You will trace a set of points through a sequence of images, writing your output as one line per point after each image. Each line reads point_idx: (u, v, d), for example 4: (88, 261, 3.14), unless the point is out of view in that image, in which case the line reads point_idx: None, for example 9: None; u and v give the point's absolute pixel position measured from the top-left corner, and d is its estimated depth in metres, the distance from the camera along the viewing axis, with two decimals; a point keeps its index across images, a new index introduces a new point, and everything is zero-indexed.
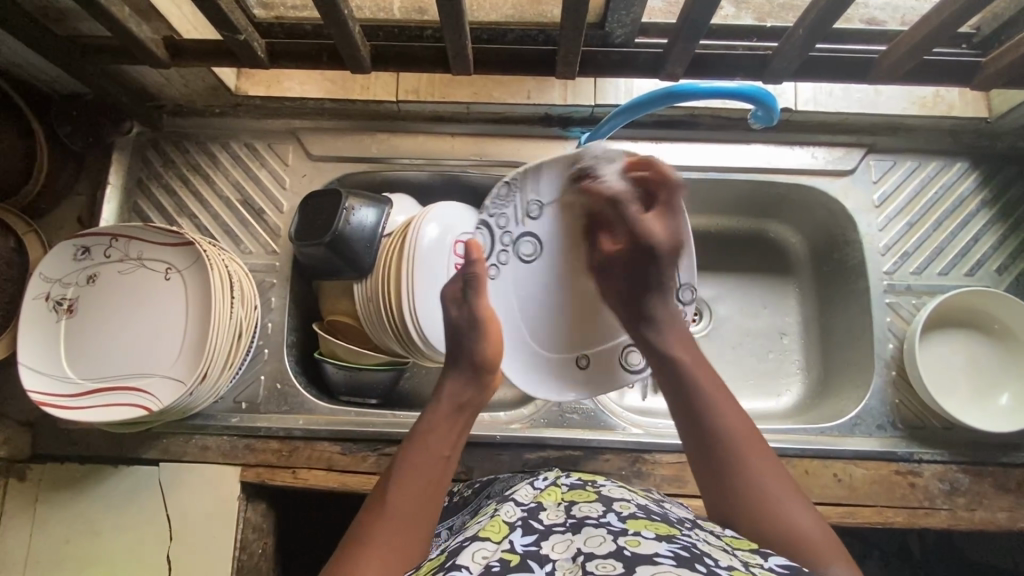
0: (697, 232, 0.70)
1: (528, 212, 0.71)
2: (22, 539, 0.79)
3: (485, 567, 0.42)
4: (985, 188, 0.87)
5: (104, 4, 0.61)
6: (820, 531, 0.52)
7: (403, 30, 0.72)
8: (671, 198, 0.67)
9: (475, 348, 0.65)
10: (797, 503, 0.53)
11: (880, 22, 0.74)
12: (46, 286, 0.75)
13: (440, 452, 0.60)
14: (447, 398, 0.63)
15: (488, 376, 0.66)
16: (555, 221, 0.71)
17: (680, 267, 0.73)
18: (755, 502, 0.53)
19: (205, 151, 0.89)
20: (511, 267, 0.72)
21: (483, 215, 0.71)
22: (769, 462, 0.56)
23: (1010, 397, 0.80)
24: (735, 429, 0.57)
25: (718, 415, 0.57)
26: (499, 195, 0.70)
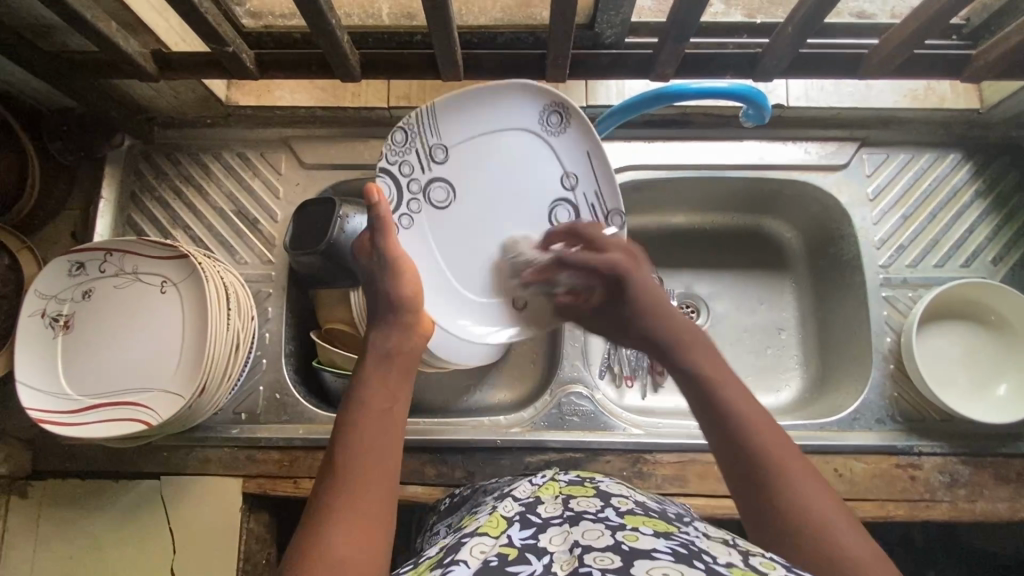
0: (598, 150, 0.71)
1: (432, 156, 0.70)
2: (25, 556, 0.79)
3: (483, 562, 0.42)
4: (978, 179, 0.87)
5: (90, 20, 0.61)
6: (869, 545, 0.44)
7: (392, 37, 0.72)
8: (580, 235, 0.69)
9: (387, 288, 0.62)
10: (844, 516, 0.45)
11: (870, 15, 0.74)
12: (41, 303, 0.75)
13: (381, 407, 0.54)
14: (372, 353, 0.58)
15: (410, 317, 0.61)
16: (464, 164, 0.71)
17: (600, 192, 0.72)
18: (798, 529, 0.45)
19: (197, 162, 0.89)
20: (425, 216, 0.70)
21: (384, 163, 0.68)
22: (807, 470, 0.48)
23: (1009, 387, 0.80)
24: (765, 436, 0.49)
25: (748, 423, 0.50)
26: (396, 141, 0.69)
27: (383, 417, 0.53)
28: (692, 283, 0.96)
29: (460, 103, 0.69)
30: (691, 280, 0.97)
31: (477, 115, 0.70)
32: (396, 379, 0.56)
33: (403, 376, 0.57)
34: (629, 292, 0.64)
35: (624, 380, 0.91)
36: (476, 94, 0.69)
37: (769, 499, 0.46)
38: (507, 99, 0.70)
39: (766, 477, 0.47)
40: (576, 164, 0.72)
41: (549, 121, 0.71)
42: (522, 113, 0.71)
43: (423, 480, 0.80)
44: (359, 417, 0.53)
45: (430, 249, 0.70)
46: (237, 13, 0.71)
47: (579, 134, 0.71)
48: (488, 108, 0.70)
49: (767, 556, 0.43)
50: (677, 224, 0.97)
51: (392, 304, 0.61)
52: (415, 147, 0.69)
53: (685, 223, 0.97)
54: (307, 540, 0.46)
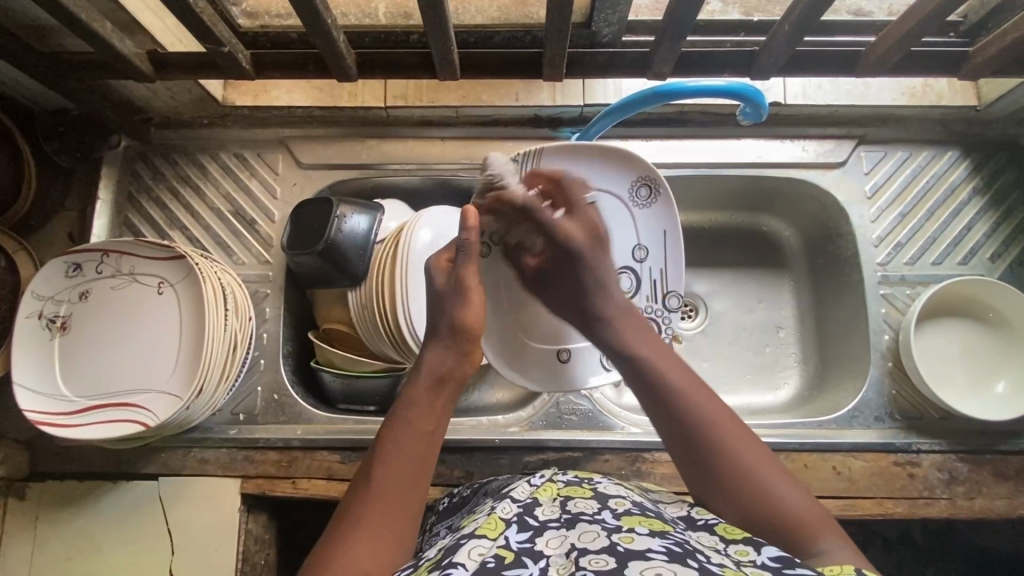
0: (677, 231, 0.68)
1: (526, 198, 0.65)
2: (24, 558, 0.78)
3: (481, 564, 0.42)
4: (976, 176, 0.87)
5: (86, 21, 0.60)
6: (810, 503, 0.51)
7: (389, 36, 0.71)
8: (568, 195, 0.64)
9: (457, 313, 0.60)
10: (787, 479, 0.52)
11: (867, 12, 0.73)
12: (38, 304, 0.74)
13: (423, 429, 0.56)
14: (427, 372, 0.58)
15: (470, 344, 0.60)
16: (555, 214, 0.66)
17: (666, 272, 0.69)
18: (738, 489, 0.52)
19: (193, 162, 0.89)
20: (505, 250, 0.66)
21: (483, 191, 0.64)
22: (750, 440, 0.54)
23: (1006, 384, 0.80)
24: (710, 413, 0.55)
25: (696, 404, 0.55)
26: (501, 175, 0.64)
27: (422, 445, 0.55)
28: (691, 283, 0.96)
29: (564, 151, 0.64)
30: (689, 279, 0.97)
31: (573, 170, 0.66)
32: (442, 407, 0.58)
33: (447, 404, 0.58)
34: (574, 263, 0.63)
35: None
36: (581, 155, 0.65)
37: (720, 478, 0.53)
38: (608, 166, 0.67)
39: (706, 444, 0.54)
40: (651, 241, 0.69)
41: (637, 193, 0.68)
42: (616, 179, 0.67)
43: None
44: (404, 438, 0.55)
45: (499, 287, 0.68)
46: (233, 12, 0.71)
47: (663, 211, 0.68)
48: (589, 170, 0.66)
49: (758, 564, 0.42)
50: None
51: (459, 329, 0.60)
52: None
53: (683, 222, 0.97)
54: (328, 551, 0.48)
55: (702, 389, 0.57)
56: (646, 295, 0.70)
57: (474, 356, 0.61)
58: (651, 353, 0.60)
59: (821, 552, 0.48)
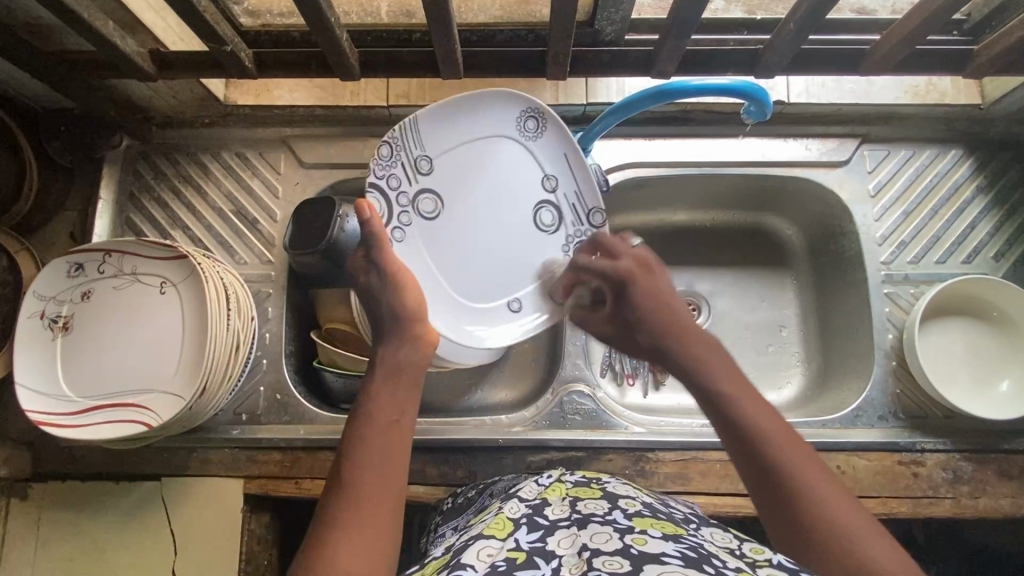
0: (576, 151, 0.72)
1: (417, 168, 0.67)
2: (27, 558, 0.78)
3: (491, 566, 0.42)
4: (980, 174, 0.86)
5: (88, 20, 0.60)
6: (895, 555, 0.42)
7: (391, 35, 0.71)
8: (612, 248, 0.65)
9: (393, 304, 0.61)
10: (871, 526, 0.43)
11: (871, 11, 0.73)
12: (41, 304, 0.74)
13: (389, 418, 0.54)
14: (382, 365, 0.58)
15: (418, 329, 0.60)
16: (454, 171, 0.69)
17: (581, 192, 0.73)
18: (821, 533, 0.43)
19: (195, 161, 0.88)
20: (416, 229, 0.67)
21: (370, 177, 0.64)
22: (825, 479, 0.46)
23: (1011, 383, 0.80)
24: (780, 442, 0.47)
25: (763, 429, 0.48)
26: (383, 155, 0.64)
27: (392, 430, 0.53)
28: (693, 282, 0.96)
29: (439, 114, 0.66)
30: (691, 278, 0.96)
31: (460, 127, 0.68)
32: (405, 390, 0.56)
33: (412, 386, 0.57)
34: (632, 296, 0.60)
35: (626, 378, 0.91)
36: (475, 106, 0.67)
37: (789, 518, 0.44)
38: (491, 112, 0.69)
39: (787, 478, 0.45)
40: (556, 162, 0.73)
41: (526, 126, 0.71)
42: (502, 121, 0.70)
43: (425, 480, 0.79)
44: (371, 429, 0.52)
45: (425, 263, 0.68)
46: (235, 11, 0.70)
47: (556, 139, 0.71)
48: (485, 113, 0.69)
49: (774, 564, 0.42)
50: (677, 222, 0.97)
51: (400, 318, 0.61)
52: (401, 160, 0.66)
53: (686, 220, 0.97)
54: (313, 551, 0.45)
55: (782, 424, 0.49)
56: (572, 221, 0.74)
57: (429, 338, 0.61)
58: (719, 375, 0.52)
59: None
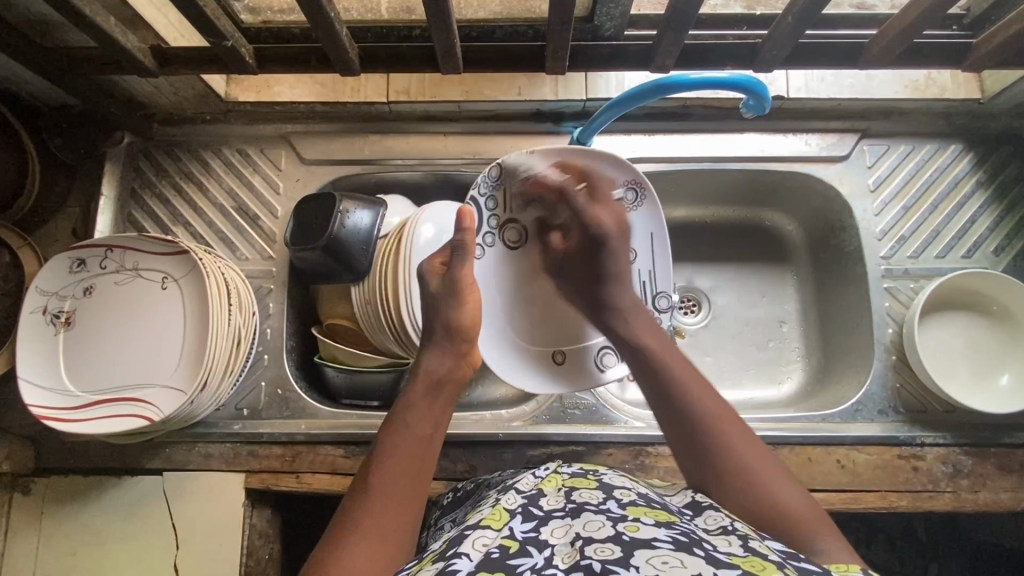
0: (663, 233, 0.72)
1: (509, 202, 0.71)
2: (29, 553, 0.79)
3: (485, 554, 0.42)
4: (980, 169, 0.86)
5: (90, 15, 0.61)
6: (806, 504, 0.52)
7: (391, 31, 0.72)
8: (596, 187, 0.70)
9: (451, 314, 0.63)
10: (781, 475, 0.53)
11: (870, 6, 0.73)
12: (42, 299, 0.75)
13: (421, 433, 0.56)
14: (424, 377, 0.60)
15: (465, 345, 0.63)
16: (543, 211, 0.71)
17: (655, 273, 0.73)
18: (738, 480, 0.53)
19: (196, 158, 0.89)
20: (495, 251, 0.72)
21: (473, 194, 0.70)
22: (742, 431, 0.56)
23: (1011, 377, 0.80)
24: (703, 400, 0.57)
25: (689, 391, 0.58)
26: (491, 176, 0.70)
27: (420, 442, 0.55)
28: (694, 278, 0.96)
29: (551, 153, 0.68)
30: (692, 274, 0.97)
31: (560, 170, 0.69)
32: (438, 407, 0.59)
33: (446, 405, 0.60)
34: (606, 254, 0.69)
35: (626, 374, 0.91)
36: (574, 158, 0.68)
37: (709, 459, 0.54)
38: (598, 179, 0.70)
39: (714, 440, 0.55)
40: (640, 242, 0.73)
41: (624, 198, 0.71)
42: (605, 187, 0.71)
43: None
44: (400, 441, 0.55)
45: (492, 284, 0.72)
46: (235, 7, 0.70)
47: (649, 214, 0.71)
48: (578, 170, 0.69)
49: (765, 541, 0.44)
50: (677, 218, 0.97)
51: (454, 330, 0.63)
52: (502, 189, 0.71)
53: (686, 216, 0.97)
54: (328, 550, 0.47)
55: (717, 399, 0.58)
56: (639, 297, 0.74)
57: (470, 358, 0.64)
58: (654, 346, 0.63)
59: (818, 549, 0.48)
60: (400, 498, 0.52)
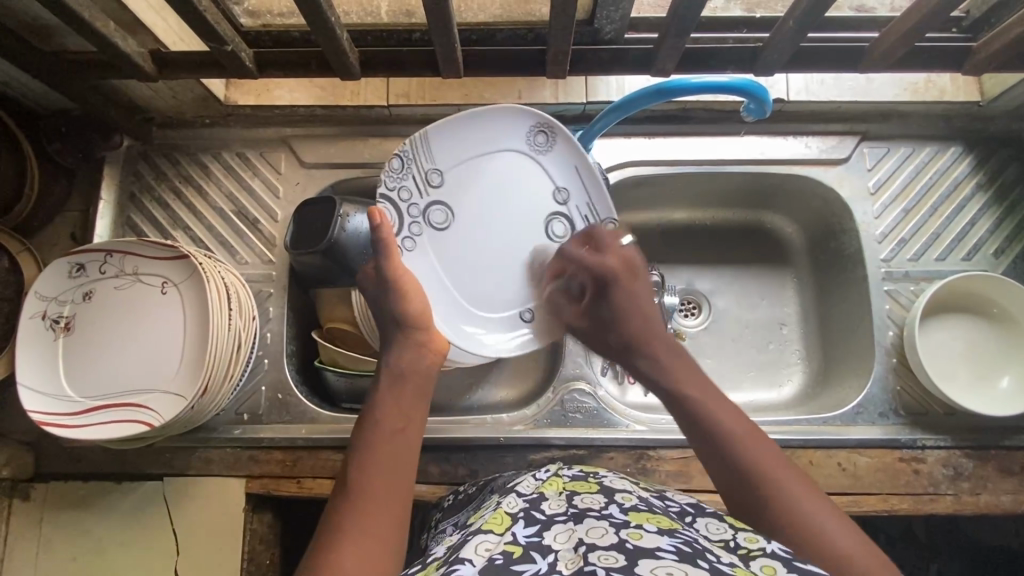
0: (587, 165, 0.72)
1: (428, 180, 0.71)
2: (29, 559, 0.78)
3: (488, 560, 0.42)
4: (979, 171, 0.86)
5: (89, 21, 0.60)
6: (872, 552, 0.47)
7: (391, 35, 0.72)
8: (596, 239, 0.70)
9: (396, 310, 0.65)
10: (844, 523, 0.49)
11: (870, 8, 0.73)
12: (41, 305, 0.74)
13: (394, 425, 0.57)
14: (387, 372, 0.61)
15: (421, 335, 0.64)
16: (461, 183, 0.72)
17: (593, 204, 0.74)
18: (801, 529, 0.48)
19: (196, 161, 0.88)
20: (426, 237, 0.72)
21: (382, 189, 0.69)
22: (799, 481, 0.51)
23: (1011, 379, 0.80)
24: (756, 451, 0.53)
25: (739, 442, 0.54)
26: (394, 167, 0.69)
27: (397, 434, 0.56)
28: (694, 280, 0.96)
29: (451, 126, 0.70)
30: (692, 276, 0.97)
31: (461, 137, 0.71)
32: (409, 399, 0.59)
33: (417, 396, 0.60)
34: (608, 293, 0.68)
35: (626, 377, 0.91)
36: (466, 120, 0.70)
37: (768, 510, 0.50)
38: (498, 122, 0.72)
39: (771, 483, 0.51)
40: (566, 176, 0.74)
41: (537, 140, 0.72)
42: (512, 135, 0.72)
43: (427, 479, 0.79)
44: (378, 433, 0.56)
45: (435, 269, 0.72)
46: (235, 11, 0.70)
47: (566, 151, 0.72)
48: (484, 126, 0.71)
49: (767, 556, 0.43)
50: (677, 220, 0.97)
51: (405, 323, 0.64)
52: (411, 172, 0.70)
53: (685, 219, 0.97)
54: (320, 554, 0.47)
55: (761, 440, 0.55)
56: None
57: (432, 347, 0.64)
58: (695, 392, 0.59)
59: None
60: (385, 492, 0.52)
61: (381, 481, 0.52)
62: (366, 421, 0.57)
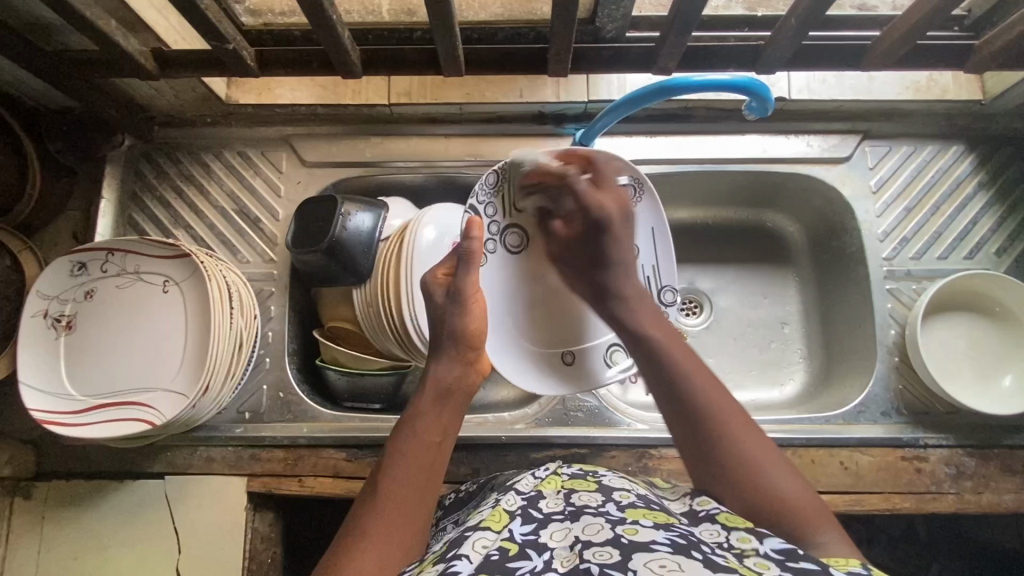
0: (664, 230, 0.72)
1: (510, 205, 0.69)
2: (30, 558, 0.78)
3: (484, 556, 0.42)
4: (981, 170, 0.86)
5: (91, 19, 0.60)
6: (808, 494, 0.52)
7: (392, 33, 0.71)
8: (601, 171, 0.68)
9: (457, 324, 0.62)
10: (786, 469, 0.53)
11: (872, 7, 0.73)
12: (43, 303, 0.74)
13: (430, 439, 0.57)
14: (433, 384, 0.60)
15: (471, 353, 0.63)
16: (541, 216, 0.70)
17: (657, 268, 0.73)
18: (739, 472, 0.53)
19: (197, 161, 0.88)
20: (495, 259, 0.70)
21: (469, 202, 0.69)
22: (748, 425, 0.56)
23: (1014, 378, 0.80)
24: (708, 395, 0.57)
25: (692, 382, 0.58)
26: (487, 185, 0.68)
27: (431, 449, 0.56)
28: (695, 279, 0.96)
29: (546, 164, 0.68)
30: (693, 275, 0.96)
31: (549, 173, 0.68)
32: (447, 416, 0.59)
33: (454, 414, 0.60)
34: (603, 236, 0.67)
35: None
36: (562, 161, 0.68)
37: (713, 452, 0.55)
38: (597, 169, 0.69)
39: (714, 424, 0.55)
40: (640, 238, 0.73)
41: (624, 194, 0.71)
42: (603, 185, 0.70)
43: None
44: (413, 444, 0.56)
45: (492, 290, 0.71)
46: (236, 10, 0.70)
47: (649, 210, 0.72)
48: (580, 173, 0.68)
49: (761, 555, 0.43)
50: (679, 219, 0.97)
51: (461, 338, 0.62)
52: None
53: (687, 218, 0.97)
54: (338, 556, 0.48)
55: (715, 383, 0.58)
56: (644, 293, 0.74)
57: (478, 366, 0.64)
58: (662, 342, 0.62)
59: (821, 542, 0.49)
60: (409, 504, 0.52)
61: (415, 494, 0.53)
62: (402, 429, 0.58)
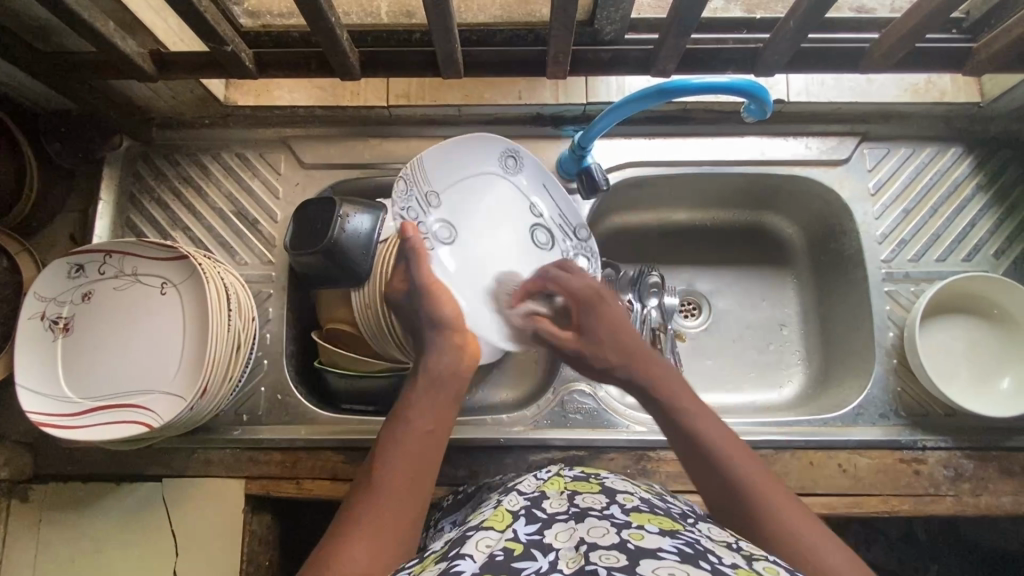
0: (552, 179, 0.82)
1: (429, 201, 0.72)
2: (27, 561, 0.78)
3: (489, 556, 0.42)
4: (979, 172, 0.86)
5: (89, 20, 0.60)
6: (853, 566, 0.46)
7: (391, 35, 0.71)
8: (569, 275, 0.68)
9: (427, 313, 0.63)
10: (832, 541, 0.48)
11: (870, 10, 0.73)
12: (41, 305, 0.74)
13: (423, 427, 0.56)
14: (423, 376, 0.59)
15: (459, 338, 0.62)
16: (458, 206, 0.75)
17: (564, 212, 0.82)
18: (783, 542, 0.48)
19: (195, 162, 0.88)
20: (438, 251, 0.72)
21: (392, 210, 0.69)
22: (785, 498, 0.51)
23: (1012, 380, 0.80)
24: (740, 466, 0.53)
25: (725, 452, 0.54)
26: (400, 190, 0.69)
27: (423, 438, 0.55)
28: (694, 281, 0.96)
29: (445, 150, 0.73)
30: (692, 277, 0.96)
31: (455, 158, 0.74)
32: (440, 404, 0.58)
33: (449, 402, 0.59)
34: (590, 310, 0.66)
35: None
36: (455, 145, 0.73)
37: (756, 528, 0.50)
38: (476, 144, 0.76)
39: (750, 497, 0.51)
40: (537, 191, 0.81)
41: (507, 163, 0.79)
42: (485, 159, 0.77)
43: None
44: (404, 433, 0.55)
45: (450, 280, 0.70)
46: (235, 12, 0.70)
47: (533, 169, 0.80)
48: (470, 152, 0.75)
49: (769, 560, 0.43)
50: (678, 221, 0.97)
51: (437, 325, 0.62)
52: (414, 193, 0.70)
53: (685, 220, 0.97)
54: (327, 551, 0.47)
55: (745, 452, 0.54)
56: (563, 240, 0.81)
57: (472, 351, 0.62)
58: (689, 406, 0.58)
59: None
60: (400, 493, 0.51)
61: (403, 481, 0.52)
62: (395, 420, 0.57)
